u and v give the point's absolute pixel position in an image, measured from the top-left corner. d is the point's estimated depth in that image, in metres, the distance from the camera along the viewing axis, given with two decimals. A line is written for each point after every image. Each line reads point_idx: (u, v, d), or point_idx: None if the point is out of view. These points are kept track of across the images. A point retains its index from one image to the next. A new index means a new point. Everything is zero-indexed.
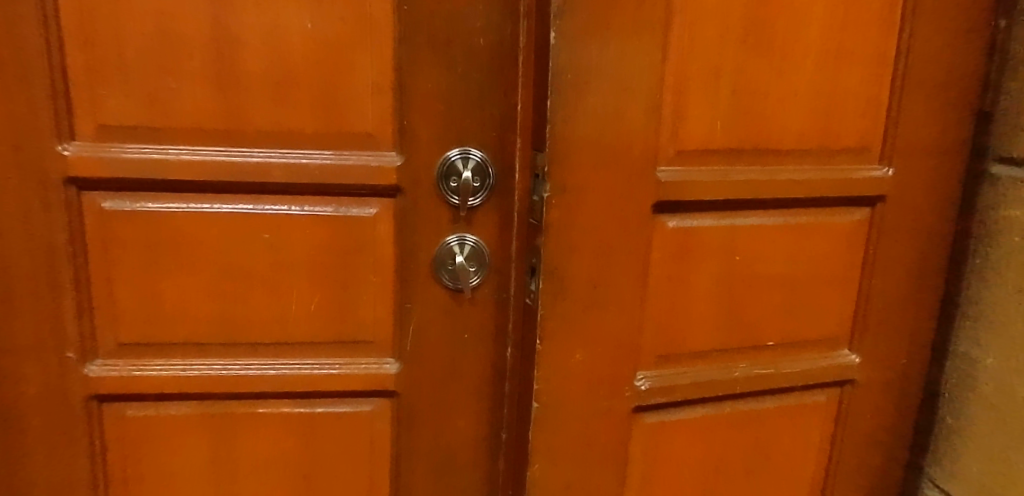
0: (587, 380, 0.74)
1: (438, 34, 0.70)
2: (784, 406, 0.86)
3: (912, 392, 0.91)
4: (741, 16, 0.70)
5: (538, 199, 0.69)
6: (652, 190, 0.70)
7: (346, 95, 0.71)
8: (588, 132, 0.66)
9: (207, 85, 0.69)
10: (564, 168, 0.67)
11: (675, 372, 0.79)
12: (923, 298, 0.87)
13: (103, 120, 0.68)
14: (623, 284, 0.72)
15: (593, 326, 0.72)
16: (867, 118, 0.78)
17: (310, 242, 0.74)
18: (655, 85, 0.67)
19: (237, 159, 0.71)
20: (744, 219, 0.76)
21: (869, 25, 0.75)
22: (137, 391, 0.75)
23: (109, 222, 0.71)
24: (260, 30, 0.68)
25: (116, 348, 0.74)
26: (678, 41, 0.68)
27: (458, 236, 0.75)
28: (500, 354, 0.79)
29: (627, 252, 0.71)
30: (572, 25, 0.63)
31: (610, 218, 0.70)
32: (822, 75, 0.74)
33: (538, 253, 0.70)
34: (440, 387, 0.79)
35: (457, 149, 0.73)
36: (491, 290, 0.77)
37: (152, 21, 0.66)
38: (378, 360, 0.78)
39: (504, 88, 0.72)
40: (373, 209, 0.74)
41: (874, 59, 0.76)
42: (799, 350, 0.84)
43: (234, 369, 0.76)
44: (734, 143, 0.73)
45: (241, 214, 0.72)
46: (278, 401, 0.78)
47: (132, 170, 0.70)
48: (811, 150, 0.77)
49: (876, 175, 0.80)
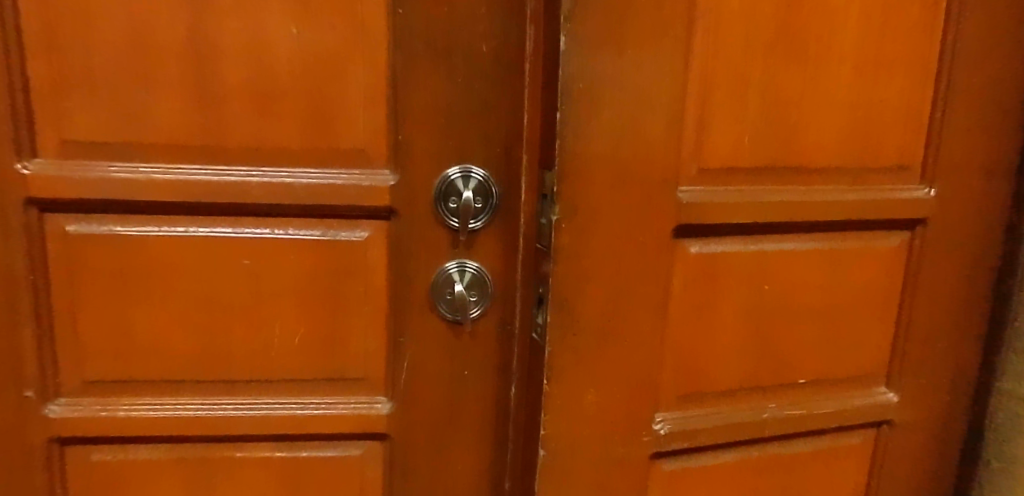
0: (600, 423, 0.66)
1: (437, 41, 0.64)
2: (816, 450, 0.78)
3: (954, 434, 0.83)
4: (769, 21, 0.63)
5: (546, 223, 0.62)
6: (672, 212, 0.64)
7: (335, 107, 0.64)
8: (602, 147, 0.60)
9: (182, 96, 0.62)
10: (575, 188, 0.60)
11: (697, 414, 0.71)
12: (967, 331, 0.79)
13: (68, 135, 0.62)
14: (641, 316, 0.65)
15: (608, 362, 0.65)
16: (908, 133, 0.71)
17: (295, 269, 0.67)
18: (677, 95, 0.61)
19: (215, 178, 0.64)
20: (773, 244, 0.70)
21: (910, 31, 0.68)
22: (103, 433, 0.68)
23: (73, 247, 0.64)
24: (241, 35, 0.62)
25: (81, 385, 0.67)
26: (701, 47, 0.61)
27: (459, 262, 0.68)
28: (504, 392, 0.72)
29: (644, 281, 0.64)
30: (585, 28, 0.57)
31: (626, 243, 0.63)
32: (858, 85, 0.68)
33: (546, 282, 0.63)
34: (437, 429, 0.72)
35: (457, 167, 0.66)
36: (494, 322, 0.70)
37: (122, 25, 0.60)
38: (369, 399, 0.70)
39: (509, 100, 0.65)
40: (365, 233, 0.67)
41: (915, 67, 0.69)
42: (833, 388, 0.77)
43: (211, 410, 0.69)
44: (763, 160, 0.67)
45: (219, 239, 0.66)
46: (259, 444, 0.71)
47: (99, 191, 0.63)
48: (847, 168, 0.70)
49: (916, 195, 0.73)
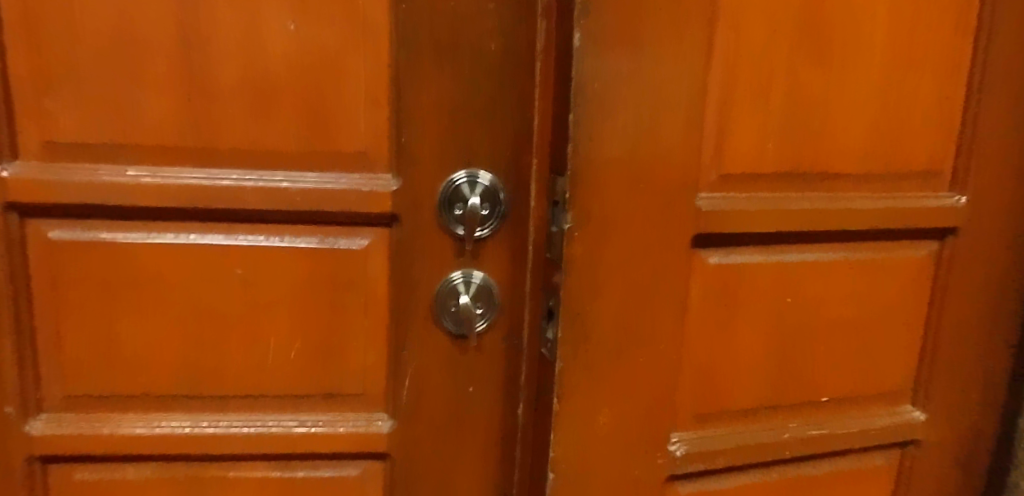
0: (613, 444, 0.62)
1: (442, 38, 0.60)
2: (838, 471, 0.74)
3: (983, 454, 0.79)
4: (795, 17, 0.59)
5: (559, 233, 0.58)
6: (690, 220, 0.60)
7: (333, 107, 0.61)
8: (617, 151, 0.56)
9: (172, 95, 0.59)
10: (588, 195, 0.56)
11: (714, 434, 0.67)
12: (998, 346, 0.75)
13: (51, 136, 0.59)
14: (656, 331, 0.61)
15: (621, 380, 0.61)
16: (938, 137, 0.67)
17: (291, 279, 0.63)
18: (697, 97, 0.57)
19: (206, 182, 0.61)
20: (796, 254, 0.66)
21: (942, 30, 0.65)
22: (88, 451, 0.64)
23: (56, 255, 0.61)
24: (235, 30, 0.58)
25: (63, 401, 0.64)
26: (722, 45, 0.58)
27: (464, 272, 0.64)
28: (510, 410, 0.68)
29: (661, 293, 0.61)
30: (600, 23, 0.53)
31: (642, 254, 0.59)
32: (888, 87, 0.64)
33: (558, 295, 0.59)
34: (440, 448, 0.68)
35: (463, 172, 0.63)
36: (500, 336, 0.66)
37: (108, 18, 0.57)
38: (368, 417, 0.67)
39: (517, 101, 0.62)
40: (365, 241, 0.64)
41: (946, 68, 0.66)
42: (857, 406, 0.73)
43: (201, 427, 0.65)
44: (787, 166, 0.63)
45: (210, 246, 0.62)
46: (251, 462, 0.67)
47: (83, 195, 0.60)
48: (874, 174, 0.66)
49: (946, 203, 0.69)
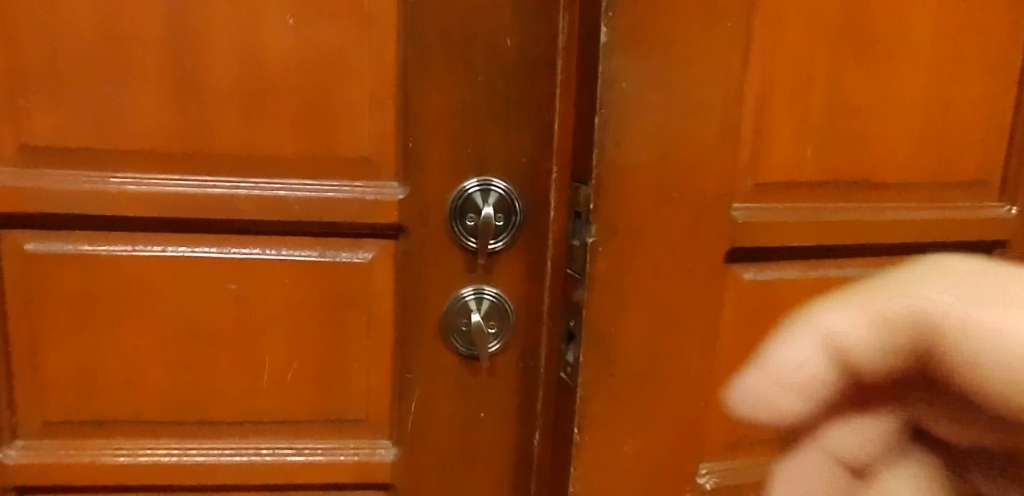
0: (638, 477, 0.57)
1: (454, 34, 0.55)
2: None
3: None
4: (838, 11, 0.55)
5: (581, 246, 0.53)
6: (723, 232, 0.55)
7: (334, 108, 0.56)
8: (646, 156, 0.51)
9: (160, 95, 0.54)
10: (614, 205, 0.52)
11: (747, 465, 0.62)
12: None
13: (28, 139, 0.54)
14: (687, 354, 0.56)
15: (648, 407, 0.56)
16: (990, 143, 0.62)
17: (288, 295, 0.58)
18: (732, 97, 0.52)
19: (198, 190, 0.56)
20: (835, 269, 0.61)
21: (995, 25, 0.60)
22: (67, 481, 0.60)
23: (33, 269, 0.56)
24: (228, 24, 0.53)
25: (41, 427, 0.59)
26: (761, 40, 0.53)
27: (476, 288, 0.59)
28: (526, 438, 0.63)
29: (692, 313, 0.55)
30: (629, 17, 0.48)
31: (672, 269, 0.54)
32: (937, 87, 0.59)
33: (580, 314, 0.54)
34: (449, 477, 0.63)
35: (475, 179, 0.58)
36: (515, 358, 0.61)
37: (90, 12, 0.52)
38: (371, 444, 0.62)
39: (535, 102, 0.57)
40: (368, 254, 0.59)
41: (999, 68, 0.61)
42: None
43: (190, 456, 0.60)
44: (828, 173, 0.58)
45: (200, 260, 0.57)
46: (245, 493, 0.62)
47: (65, 204, 0.55)
48: (921, 182, 0.61)
49: (996, 214, 0.65)
